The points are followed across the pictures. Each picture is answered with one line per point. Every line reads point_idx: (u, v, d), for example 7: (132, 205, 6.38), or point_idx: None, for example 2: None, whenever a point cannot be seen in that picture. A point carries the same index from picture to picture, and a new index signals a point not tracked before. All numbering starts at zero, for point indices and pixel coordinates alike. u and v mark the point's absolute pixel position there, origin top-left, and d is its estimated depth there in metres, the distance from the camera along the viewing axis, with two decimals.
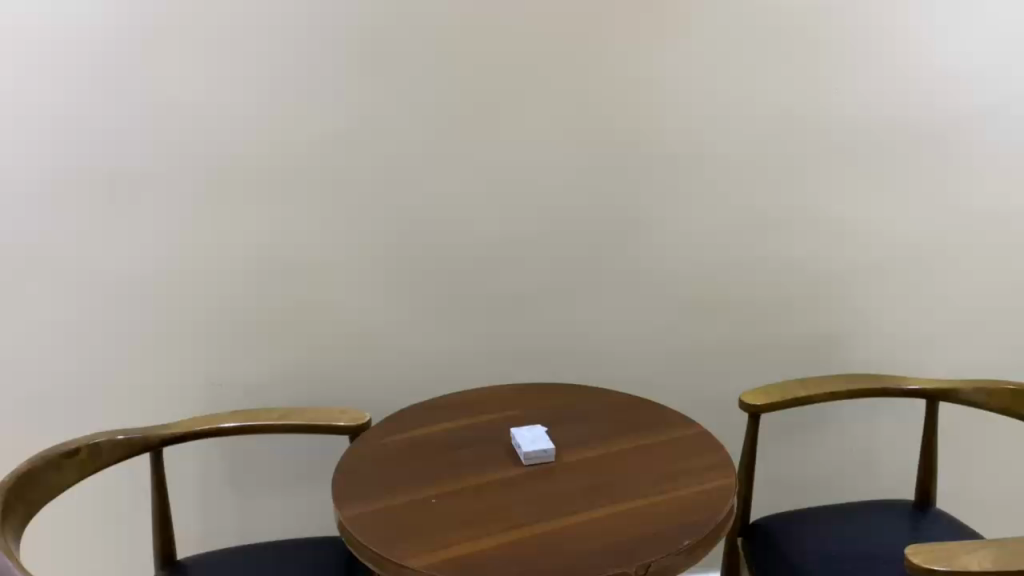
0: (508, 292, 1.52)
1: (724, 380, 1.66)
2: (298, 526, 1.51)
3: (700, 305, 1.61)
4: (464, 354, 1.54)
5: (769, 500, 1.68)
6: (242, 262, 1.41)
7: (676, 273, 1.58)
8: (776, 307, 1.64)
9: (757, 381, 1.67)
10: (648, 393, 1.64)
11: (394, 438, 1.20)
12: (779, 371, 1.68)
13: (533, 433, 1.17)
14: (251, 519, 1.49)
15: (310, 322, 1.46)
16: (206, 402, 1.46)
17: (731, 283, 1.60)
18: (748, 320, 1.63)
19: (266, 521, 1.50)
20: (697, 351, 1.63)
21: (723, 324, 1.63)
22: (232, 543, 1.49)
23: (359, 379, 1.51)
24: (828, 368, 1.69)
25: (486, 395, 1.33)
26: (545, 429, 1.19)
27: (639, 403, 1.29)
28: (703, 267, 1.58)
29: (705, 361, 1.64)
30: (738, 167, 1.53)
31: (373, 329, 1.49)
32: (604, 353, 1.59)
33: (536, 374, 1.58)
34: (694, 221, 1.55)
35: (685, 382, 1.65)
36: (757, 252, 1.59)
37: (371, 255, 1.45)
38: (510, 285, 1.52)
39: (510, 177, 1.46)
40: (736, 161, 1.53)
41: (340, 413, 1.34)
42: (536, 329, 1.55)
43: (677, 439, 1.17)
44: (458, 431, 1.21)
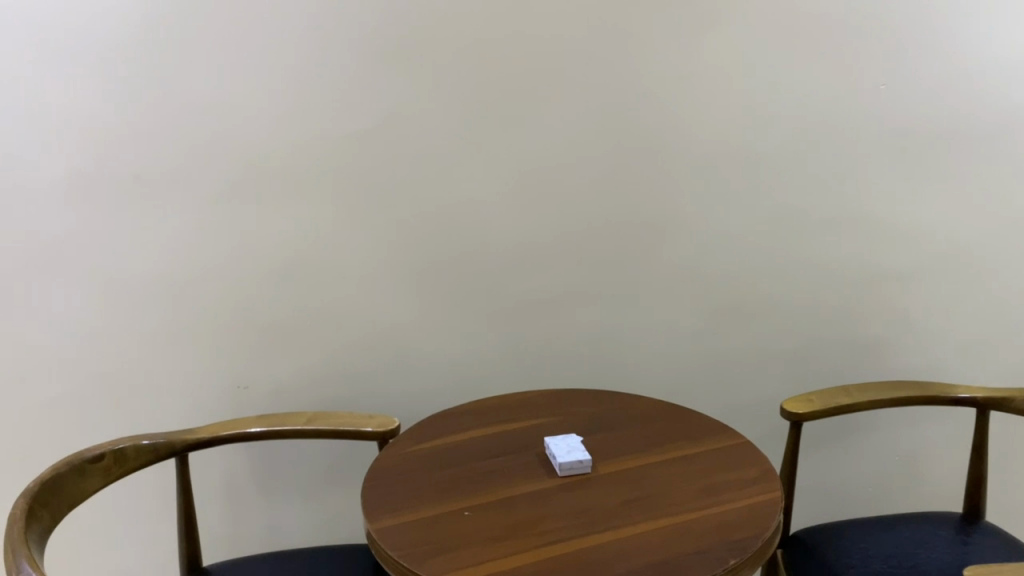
0: (539, 294, 1.48)
1: (760, 384, 1.61)
2: (325, 536, 1.49)
3: (737, 308, 1.56)
4: (493, 357, 1.50)
5: (809, 509, 1.62)
6: (269, 263, 1.38)
7: (712, 274, 1.53)
8: (815, 310, 1.58)
9: (794, 386, 1.62)
10: (683, 399, 1.60)
11: (422, 445, 1.17)
12: (818, 377, 1.62)
13: (569, 443, 1.12)
14: (278, 525, 1.47)
15: (337, 324, 1.43)
16: (230, 405, 1.44)
17: (770, 284, 1.55)
18: (787, 323, 1.58)
19: (294, 529, 1.48)
20: (734, 355, 1.58)
21: (760, 328, 1.58)
22: (258, 548, 1.47)
23: (387, 383, 1.48)
24: (867, 373, 1.63)
25: (518, 402, 1.29)
26: (580, 438, 1.15)
27: (677, 411, 1.24)
28: (739, 268, 1.53)
29: (741, 365, 1.59)
30: (775, 167, 1.48)
31: (401, 331, 1.46)
32: (638, 357, 1.55)
33: (568, 379, 1.54)
34: (732, 220, 1.50)
35: (721, 389, 1.60)
36: (795, 253, 1.54)
37: (398, 255, 1.41)
38: (541, 286, 1.48)
39: (541, 176, 1.42)
40: (773, 160, 1.48)
41: (368, 418, 1.31)
42: (568, 332, 1.51)
43: (718, 449, 1.13)
44: (489, 439, 1.18)
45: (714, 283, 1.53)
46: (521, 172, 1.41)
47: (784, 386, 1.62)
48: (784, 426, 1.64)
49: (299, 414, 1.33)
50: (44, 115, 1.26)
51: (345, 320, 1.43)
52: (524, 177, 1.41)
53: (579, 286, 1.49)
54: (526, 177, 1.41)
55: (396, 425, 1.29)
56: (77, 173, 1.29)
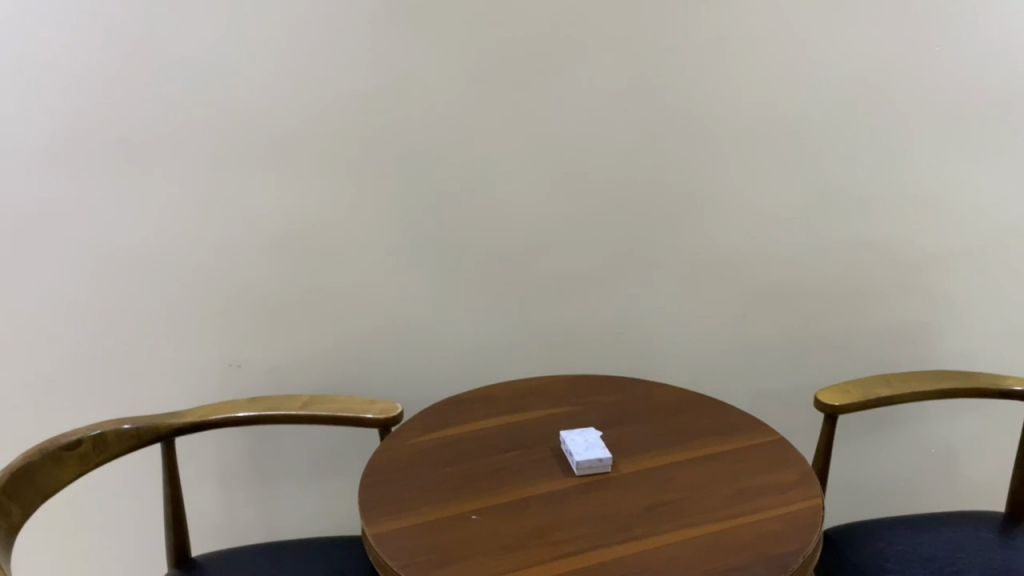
0: (555, 272, 1.37)
1: (789, 371, 1.50)
2: (321, 527, 1.41)
3: (767, 290, 1.45)
4: (504, 338, 1.40)
5: (837, 505, 1.53)
6: (263, 235, 1.27)
7: (742, 253, 1.41)
8: (851, 292, 1.47)
9: (825, 373, 1.52)
10: (706, 385, 1.49)
11: (427, 436, 1.07)
12: (850, 363, 1.52)
13: (588, 437, 1.02)
14: (273, 513, 1.38)
15: (337, 301, 1.33)
16: (222, 385, 1.34)
17: (804, 265, 1.44)
18: (820, 306, 1.47)
19: (289, 518, 1.39)
20: (762, 340, 1.48)
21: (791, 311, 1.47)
22: (251, 537, 1.39)
23: (390, 365, 1.38)
24: (903, 360, 1.53)
25: (532, 389, 1.19)
26: (599, 432, 1.05)
27: (706, 403, 1.14)
28: (772, 248, 1.42)
29: (769, 351, 1.49)
30: (815, 139, 1.36)
31: (406, 311, 1.35)
32: (659, 340, 1.45)
33: (584, 362, 1.44)
34: (765, 194, 1.38)
35: (746, 374, 1.50)
36: (833, 233, 1.43)
37: (404, 229, 1.31)
38: (557, 263, 1.37)
39: (560, 144, 1.30)
40: (813, 132, 1.35)
41: (369, 404, 1.21)
42: (585, 313, 1.41)
43: (752, 447, 1.03)
44: (499, 431, 1.08)
45: (743, 262, 1.42)
46: (539, 138, 1.29)
47: (815, 372, 1.51)
48: (812, 415, 1.54)
49: (294, 397, 1.24)
50: (15, 67, 1.14)
51: (346, 298, 1.33)
52: (541, 144, 1.30)
53: (598, 263, 1.38)
54: (543, 143, 1.30)
55: (399, 412, 1.19)
56: (55, 132, 1.18)
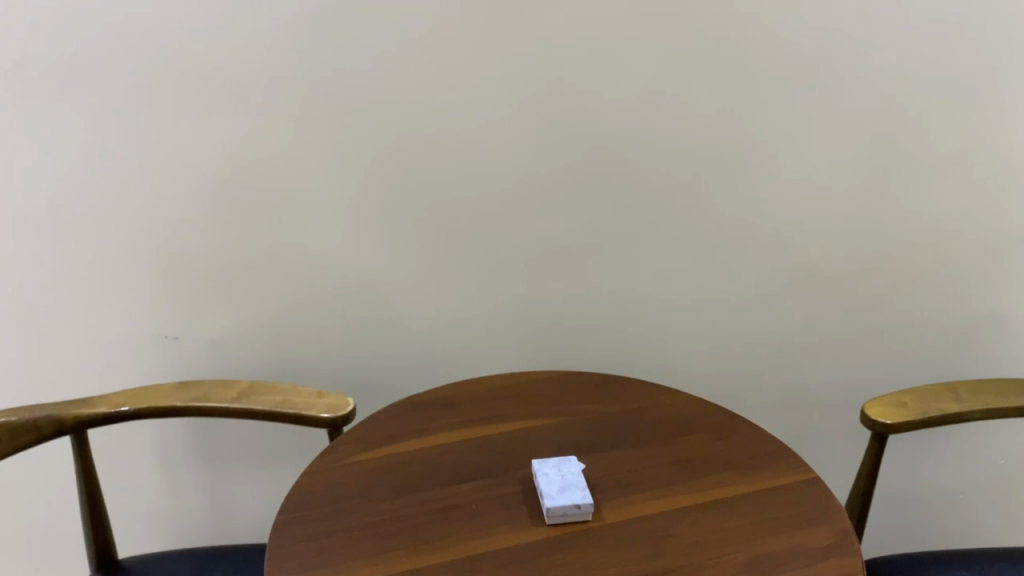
0: (555, 242, 1.12)
1: (838, 367, 1.24)
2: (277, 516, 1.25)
3: (819, 271, 1.17)
4: (492, 319, 1.17)
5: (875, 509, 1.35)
6: (197, 187, 1.04)
7: (790, 223, 1.14)
8: (922, 282, 1.19)
9: (885, 371, 1.25)
10: (730, 382, 1.24)
11: (371, 453, 0.87)
12: (914, 365, 1.24)
13: (568, 473, 0.81)
14: (223, 496, 1.23)
15: (288, 271, 1.11)
16: (158, 361, 1.14)
17: (864, 247, 1.16)
18: (879, 296, 1.20)
19: (242, 502, 1.24)
20: (804, 333, 1.21)
21: (842, 301, 1.19)
22: (200, 519, 1.24)
23: (353, 346, 1.16)
24: (986, 361, 1.24)
25: (512, 390, 0.98)
26: (581, 463, 0.84)
27: (724, 421, 0.92)
28: (829, 219, 1.14)
29: (815, 343, 1.22)
30: (898, 83, 1.06)
31: (375, 283, 1.12)
32: (678, 327, 1.20)
33: (584, 350, 1.20)
34: (817, 157, 1.10)
35: (783, 371, 1.24)
36: (910, 203, 1.13)
37: (370, 184, 1.07)
38: (557, 231, 1.12)
39: (561, 83, 1.03)
40: (895, 73, 1.05)
41: (316, 398, 1.01)
42: (590, 292, 1.16)
43: (776, 491, 0.81)
44: (461, 451, 0.87)
45: (786, 238, 1.15)
46: (537, 80, 1.03)
47: (869, 371, 1.25)
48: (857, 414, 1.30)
49: (231, 385, 1.04)
50: None
51: (296, 269, 1.10)
52: (540, 87, 1.03)
53: (605, 236, 1.13)
54: (542, 85, 1.03)
55: (351, 409, 0.99)
56: None
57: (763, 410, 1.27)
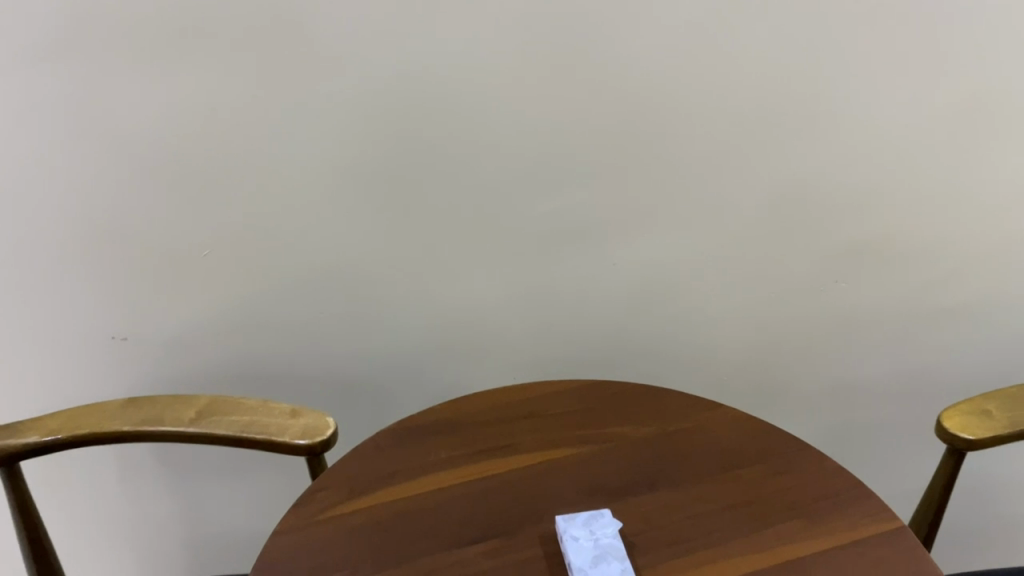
0: (567, 222, 0.95)
1: (894, 355, 1.08)
2: (257, 527, 1.11)
3: (878, 249, 1.00)
4: (494, 310, 1.00)
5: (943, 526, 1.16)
6: (135, 164, 0.86)
7: (847, 196, 0.96)
8: (1001, 260, 1.01)
9: (950, 361, 1.08)
10: (768, 374, 1.08)
11: (357, 504, 0.71)
12: (983, 352, 1.08)
13: (603, 537, 0.65)
14: (192, 510, 1.08)
15: (253, 257, 0.93)
16: (106, 366, 0.98)
17: (935, 221, 0.98)
18: (950, 277, 1.02)
19: (213, 515, 1.09)
20: (859, 318, 1.04)
21: (905, 282, 1.02)
22: (166, 535, 1.10)
23: (334, 343, 1.00)
24: None
25: (526, 409, 0.82)
26: (618, 521, 0.68)
27: (782, 448, 0.77)
28: (895, 191, 0.96)
29: (869, 331, 1.05)
30: (993, 28, 0.86)
31: (355, 273, 0.95)
32: (710, 314, 1.03)
33: (601, 341, 1.04)
34: (889, 117, 0.91)
35: (830, 361, 1.08)
36: (994, 171, 0.95)
37: (345, 159, 0.88)
38: (570, 209, 0.94)
39: (578, 34, 0.83)
40: (992, 17, 0.85)
41: (290, 417, 0.85)
42: (609, 277, 0.99)
43: (856, 549, 0.66)
44: (464, 499, 0.72)
45: (844, 211, 0.97)
46: (547, 31, 0.83)
47: (931, 359, 1.08)
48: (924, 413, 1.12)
49: (189, 402, 0.88)
50: None
51: (262, 257, 0.93)
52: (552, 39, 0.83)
53: (629, 215, 0.95)
54: (554, 38, 0.83)
55: (332, 431, 0.83)
56: None
57: (804, 406, 1.11)
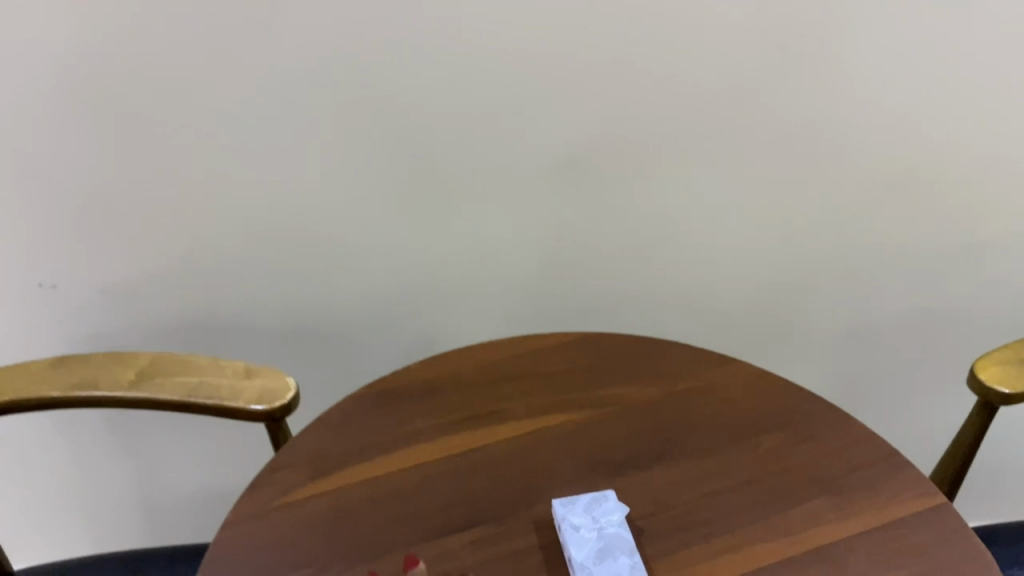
0: (549, 153, 0.85)
1: (908, 299, 0.99)
2: (220, 483, 1.03)
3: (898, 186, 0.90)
4: (469, 249, 0.90)
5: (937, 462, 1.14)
6: (53, 90, 0.76)
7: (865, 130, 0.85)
8: None
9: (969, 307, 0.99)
10: (770, 319, 1.00)
11: (324, 487, 0.62)
12: (1004, 296, 0.99)
13: (609, 527, 0.56)
14: (146, 473, 1.00)
15: (193, 194, 0.83)
16: (39, 317, 0.89)
17: (973, 150, 0.88)
18: (982, 211, 0.92)
19: (170, 477, 1.01)
20: (877, 256, 0.95)
21: (931, 216, 0.92)
22: (120, 500, 1.01)
23: (293, 286, 0.91)
24: None
25: (512, 367, 0.72)
26: (623, 505, 0.58)
27: (802, 411, 0.68)
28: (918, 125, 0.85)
29: (882, 273, 0.96)
30: None
31: (312, 208, 0.86)
32: (708, 255, 0.94)
33: (589, 284, 0.95)
34: (930, 30, 0.80)
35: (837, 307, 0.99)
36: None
37: (296, 79, 0.78)
38: (553, 139, 0.84)
39: None
40: None
41: (245, 378, 0.75)
42: (596, 213, 0.89)
43: (893, 532, 0.58)
44: (446, 478, 0.62)
45: (860, 144, 0.86)
46: None
47: (949, 304, 0.99)
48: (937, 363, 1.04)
49: (129, 359, 0.77)
50: None
51: (207, 192, 0.83)
52: None
53: (618, 144, 0.85)
54: None
55: (292, 393, 0.73)
56: None
57: (807, 352, 1.03)
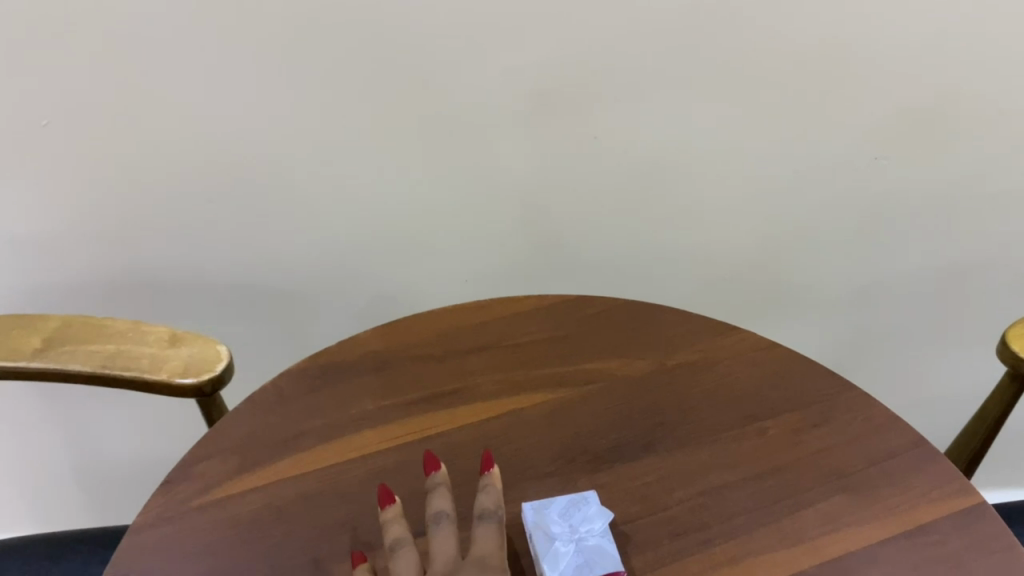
0: (522, 87, 0.73)
1: (924, 253, 0.89)
2: (165, 447, 0.95)
3: (921, 128, 0.79)
4: (434, 194, 0.80)
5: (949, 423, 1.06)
6: None
7: (886, 63, 0.74)
8: None
9: (991, 262, 0.89)
10: (772, 275, 0.90)
11: (253, 481, 0.52)
12: None
13: (588, 538, 0.47)
14: (84, 435, 0.92)
15: (102, 128, 0.71)
16: None
17: (1016, 89, 0.76)
18: (1018, 157, 0.81)
19: (111, 438, 0.93)
20: (896, 206, 0.84)
21: (960, 163, 0.81)
22: (59, 462, 0.93)
23: (232, 237, 0.81)
24: None
25: (479, 337, 0.63)
26: (607, 510, 0.49)
27: (813, 390, 0.59)
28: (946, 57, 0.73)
29: (897, 224, 0.86)
30: None
31: (249, 148, 0.74)
32: (705, 204, 0.83)
33: (572, 233, 0.84)
34: None
35: (846, 262, 0.89)
36: None
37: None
38: (524, 70, 0.72)
39: None
40: None
41: (170, 348, 0.64)
42: (578, 157, 0.78)
43: (921, 538, 0.49)
44: (398, 470, 0.53)
45: (881, 79, 0.75)
46: None
47: (969, 259, 0.89)
48: (951, 321, 0.95)
49: (37, 324, 0.67)
50: None
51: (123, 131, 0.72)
52: None
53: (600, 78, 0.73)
54: None
55: (225, 365, 0.63)
56: None
57: (812, 310, 0.94)
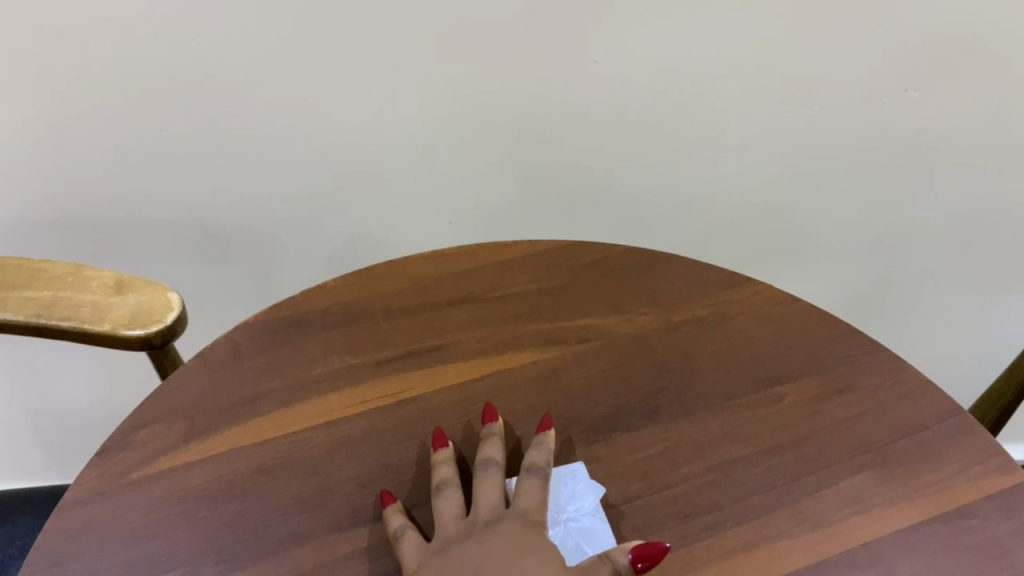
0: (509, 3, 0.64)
1: (952, 198, 0.81)
2: (133, 395, 0.89)
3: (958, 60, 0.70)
4: (413, 124, 0.71)
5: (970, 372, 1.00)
6: None
7: None
8: None
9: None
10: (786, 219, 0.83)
11: (206, 449, 0.46)
12: None
13: (578, 518, 0.43)
14: (44, 384, 0.85)
15: (37, 47, 0.63)
16: None
17: None
18: None
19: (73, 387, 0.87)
20: (925, 148, 0.76)
21: (999, 98, 0.72)
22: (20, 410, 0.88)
23: (189, 172, 0.73)
24: None
25: (462, 288, 0.56)
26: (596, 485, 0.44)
27: (836, 352, 0.52)
28: None
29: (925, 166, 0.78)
30: None
31: (201, 70, 0.66)
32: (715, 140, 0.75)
33: (568, 169, 0.77)
34: None
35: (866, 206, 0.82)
36: None
37: None
38: None
39: None
40: None
41: (114, 295, 0.57)
42: (573, 85, 0.70)
43: (956, 523, 0.44)
44: (367, 440, 0.47)
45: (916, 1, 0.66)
46: None
47: (1001, 204, 0.81)
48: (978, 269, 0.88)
49: None
50: None
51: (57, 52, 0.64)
52: None
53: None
54: None
55: (177, 315, 0.56)
56: None
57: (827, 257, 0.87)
